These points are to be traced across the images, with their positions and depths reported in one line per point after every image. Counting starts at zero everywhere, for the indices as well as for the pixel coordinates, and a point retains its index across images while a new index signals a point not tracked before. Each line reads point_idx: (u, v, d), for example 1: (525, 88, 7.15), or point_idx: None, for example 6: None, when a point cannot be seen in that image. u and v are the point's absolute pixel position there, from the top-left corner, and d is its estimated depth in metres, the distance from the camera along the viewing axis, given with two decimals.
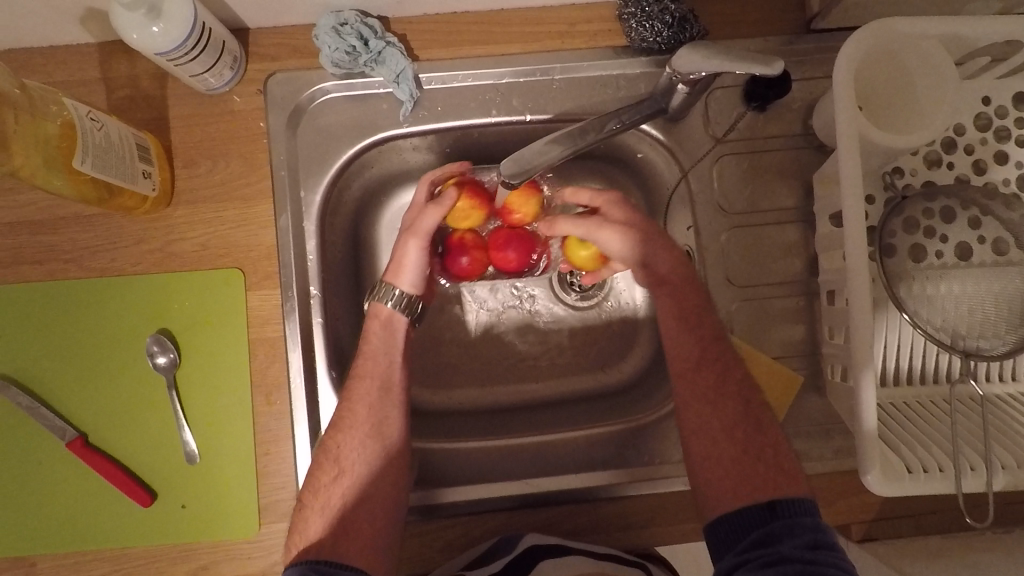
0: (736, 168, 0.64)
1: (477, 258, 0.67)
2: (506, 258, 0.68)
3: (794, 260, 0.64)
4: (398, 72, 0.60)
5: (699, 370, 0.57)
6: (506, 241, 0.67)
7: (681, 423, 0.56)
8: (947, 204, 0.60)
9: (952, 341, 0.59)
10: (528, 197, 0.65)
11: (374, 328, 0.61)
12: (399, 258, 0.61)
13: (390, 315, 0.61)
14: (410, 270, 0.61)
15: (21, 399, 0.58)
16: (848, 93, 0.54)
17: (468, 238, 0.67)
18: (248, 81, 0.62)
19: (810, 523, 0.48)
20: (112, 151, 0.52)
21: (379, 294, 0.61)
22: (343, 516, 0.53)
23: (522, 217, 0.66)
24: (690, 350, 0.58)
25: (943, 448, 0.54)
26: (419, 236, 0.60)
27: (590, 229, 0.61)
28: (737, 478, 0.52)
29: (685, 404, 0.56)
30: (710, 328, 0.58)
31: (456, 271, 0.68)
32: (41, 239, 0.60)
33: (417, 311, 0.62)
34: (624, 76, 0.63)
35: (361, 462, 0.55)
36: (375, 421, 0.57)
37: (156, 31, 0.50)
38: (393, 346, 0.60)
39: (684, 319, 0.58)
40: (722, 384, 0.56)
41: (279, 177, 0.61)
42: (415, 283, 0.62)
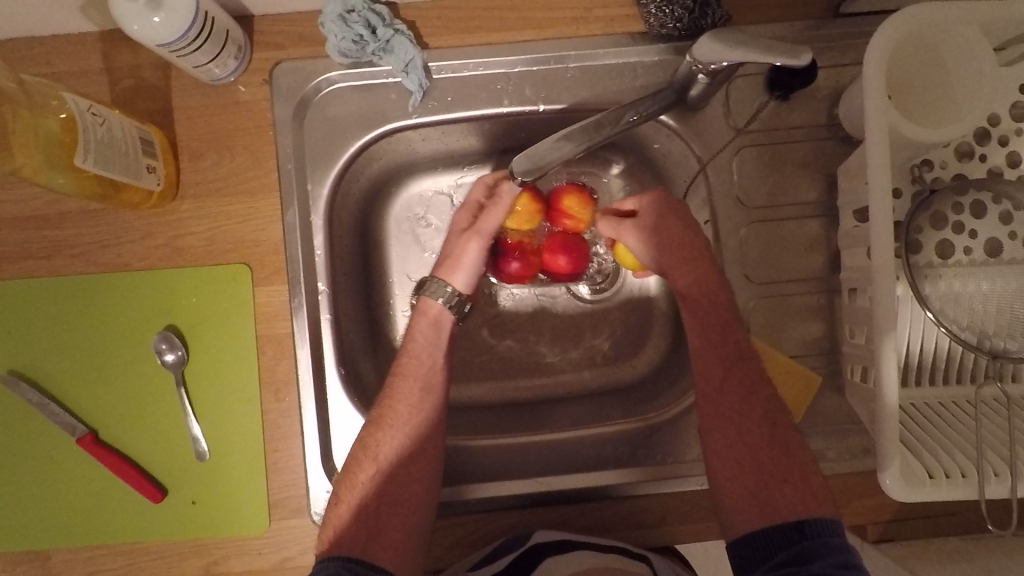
0: (756, 160, 0.62)
1: (531, 261, 0.67)
2: (558, 265, 0.67)
3: (816, 255, 0.62)
4: (407, 61, 0.58)
5: (725, 387, 0.56)
6: (561, 247, 0.67)
7: (706, 419, 0.57)
8: (978, 198, 0.58)
9: (978, 340, 0.57)
10: (581, 203, 0.67)
11: (421, 326, 0.61)
12: (460, 256, 0.62)
13: (439, 313, 0.61)
14: (464, 270, 0.62)
15: (31, 396, 0.58)
16: (879, 83, 0.51)
17: (525, 242, 0.67)
18: (253, 70, 0.60)
19: (834, 543, 0.49)
20: (115, 146, 0.51)
21: (430, 291, 0.61)
22: (377, 514, 0.54)
23: (575, 223, 0.67)
24: (716, 361, 0.57)
25: (966, 453, 0.53)
26: (481, 238, 0.61)
27: (619, 231, 0.64)
28: (762, 494, 0.53)
29: (712, 401, 0.56)
30: (735, 342, 0.58)
31: (507, 274, 0.68)
32: (47, 234, 0.59)
33: (464, 311, 0.61)
34: (642, 64, 0.60)
35: (399, 457, 0.56)
36: (416, 420, 0.57)
37: (157, 21, 0.49)
38: (438, 343, 0.60)
39: (710, 329, 0.58)
40: (744, 383, 0.57)
41: (286, 170, 0.59)
42: (468, 282, 0.62)
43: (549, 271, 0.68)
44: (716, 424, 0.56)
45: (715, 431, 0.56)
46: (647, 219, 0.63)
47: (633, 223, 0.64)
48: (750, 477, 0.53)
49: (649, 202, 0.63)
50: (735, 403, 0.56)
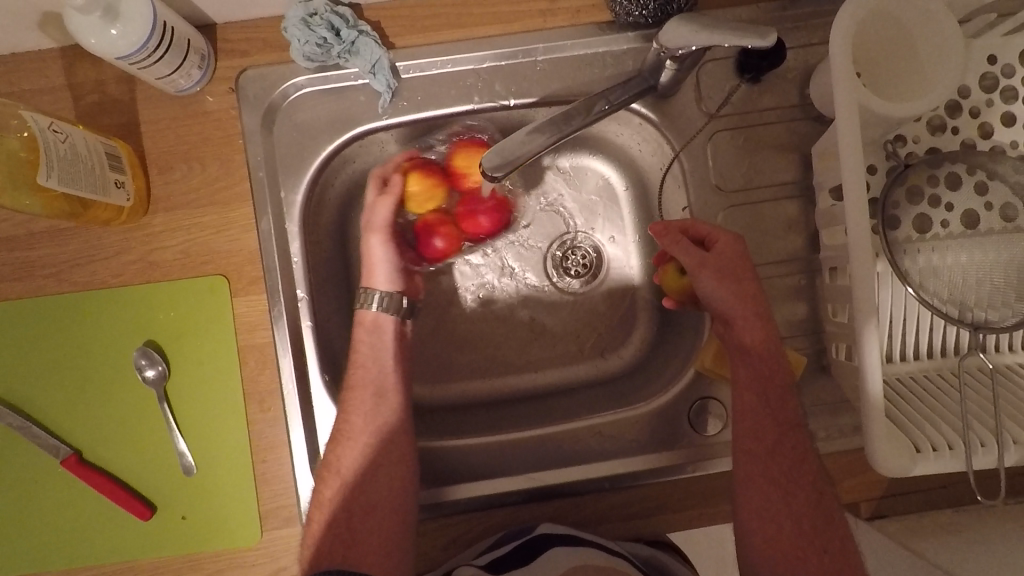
0: (730, 145, 0.62)
1: (449, 237, 0.68)
2: (479, 226, 0.68)
3: (795, 236, 0.62)
4: (374, 62, 0.57)
5: (773, 456, 0.54)
6: (474, 209, 0.67)
7: (743, 473, 0.55)
8: (953, 170, 0.58)
9: (960, 312, 0.57)
10: (473, 155, 0.64)
11: (363, 336, 0.62)
12: (367, 256, 0.63)
13: (376, 319, 0.62)
14: (381, 267, 0.63)
15: (11, 419, 0.57)
16: (846, 60, 0.51)
17: (432, 218, 0.68)
18: (218, 79, 0.59)
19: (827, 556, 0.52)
20: (81, 162, 0.50)
21: (363, 301, 0.63)
22: (352, 526, 0.56)
23: (476, 181, 0.66)
24: (766, 429, 0.55)
25: (953, 425, 0.53)
26: (380, 232, 0.63)
27: (700, 265, 0.55)
28: (798, 560, 0.52)
29: (752, 458, 0.54)
30: (790, 410, 0.55)
31: (434, 254, 0.69)
32: (19, 256, 0.58)
33: (404, 308, 0.63)
34: (611, 53, 0.60)
35: (360, 469, 0.57)
36: (379, 429, 0.58)
37: (115, 33, 0.48)
38: (383, 350, 0.62)
39: (768, 394, 0.55)
40: (788, 443, 0.54)
41: (257, 178, 0.59)
42: (391, 278, 0.64)
43: (473, 235, 0.69)
44: (751, 477, 0.54)
45: (751, 494, 0.54)
46: (727, 264, 0.55)
47: (703, 258, 0.56)
48: (790, 538, 0.53)
49: (735, 250, 0.56)
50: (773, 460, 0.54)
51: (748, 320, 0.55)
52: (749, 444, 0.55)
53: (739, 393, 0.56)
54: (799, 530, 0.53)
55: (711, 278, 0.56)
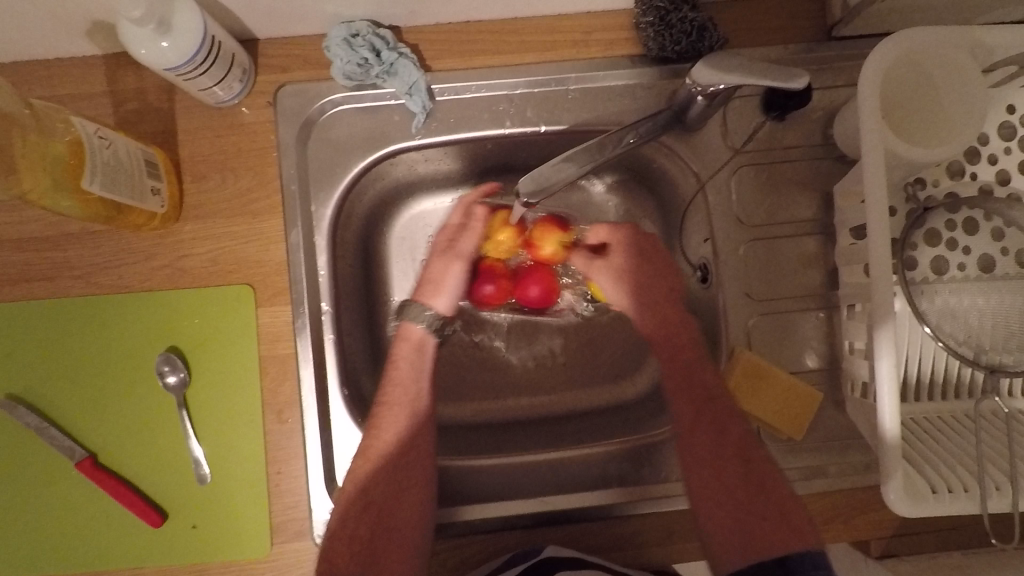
0: (754, 180, 0.63)
1: (502, 289, 0.69)
2: (528, 295, 0.69)
3: (813, 272, 0.63)
4: (411, 84, 0.59)
5: (695, 431, 0.58)
6: (533, 278, 0.69)
7: (683, 455, 0.59)
8: (971, 215, 0.59)
9: (975, 355, 0.58)
10: (552, 232, 0.68)
11: (404, 352, 0.62)
12: (441, 278, 0.65)
13: (422, 338, 0.63)
14: (444, 292, 0.65)
15: (30, 419, 0.57)
16: (874, 105, 0.52)
17: (496, 266, 0.70)
18: (257, 93, 0.60)
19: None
20: (122, 168, 0.51)
21: (412, 316, 0.63)
22: (373, 542, 0.55)
23: (550, 253, 0.69)
24: (687, 403, 0.60)
25: (968, 467, 0.53)
26: (461, 260, 0.65)
27: (591, 270, 0.69)
28: (744, 529, 0.54)
29: (686, 438, 0.59)
30: (705, 382, 0.60)
31: (478, 296, 0.69)
32: (48, 256, 0.59)
33: (443, 332, 0.64)
34: (640, 85, 0.61)
35: (387, 487, 0.56)
36: (404, 447, 0.57)
37: (165, 46, 0.49)
38: (422, 370, 0.61)
39: (677, 369, 0.61)
40: (708, 416, 0.58)
41: (290, 191, 0.60)
42: (447, 305, 0.65)
43: (519, 299, 0.70)
44: (719, 518, 0.55)
45: (725, 539, 0.54)
46: (635, 272, 0.67)
47: (604, 262, 0.68)
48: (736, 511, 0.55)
49: (629, 249, 0.68)
50: (736, 500, 0.56)
51: (670, 338, 0.63)
52: (708, 479, 0.57)
53: (679, 425, 0.60)
54: (736, 502, 0.56)
55: (605, 276, 0.68)
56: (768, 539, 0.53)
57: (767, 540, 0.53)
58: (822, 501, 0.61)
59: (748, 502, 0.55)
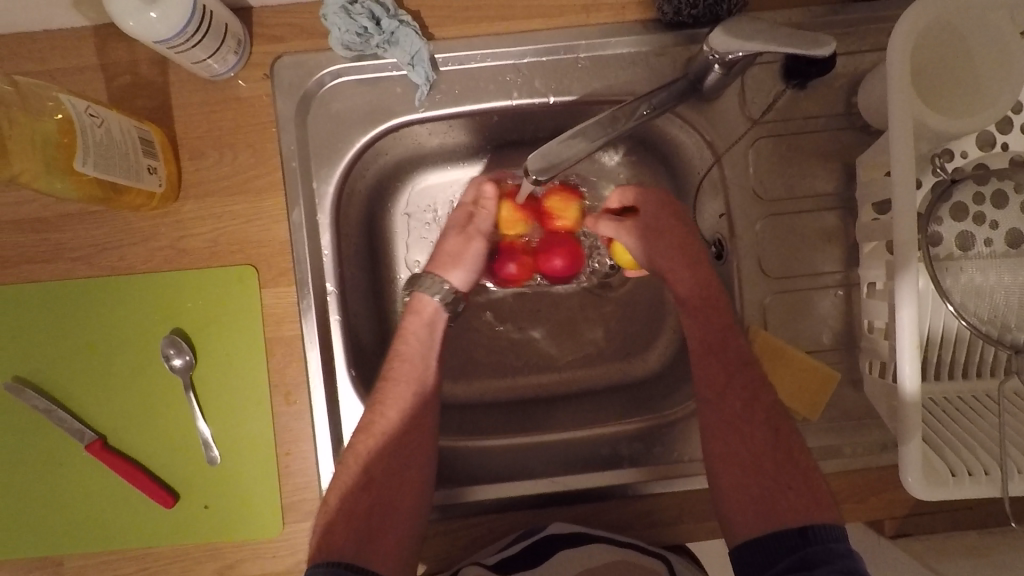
0: (772, 152, 0.60)
1: (524, 264, 0.67)
2: (552, 267, 0.66)
3: (833, 248, 0.61)
4: (413, 54, 0.56)
5: (724, 395, 0.57)
6: (555, 248, 0.66)
7: (707, 423, 0.57)
8: (1000, 187, 0.56)
9: (999, 333, 0.56)
10: (568, 202, 0.67)
11: (415, 327, 0.61)
12: (460, 252, 0.63)
13: (434, 313, 0.61)
14: (462, 267, 0.63)
15: (38, 403, 0.57)
16: (903, 72, 0.49)
17: (516, 243, 0.67)
18: (254, 65, 0.58)
19: (841, 550, 0.49)
20: (115, 147, 0.49)
21: (426, 286, 0.61)
22: (370, 521, 0.54)
23: (565, 222, 0.67)
24: (716, 367, 0.58)
25: (989, 449, 0.52)
26: (480, 236, 0.63)
27: (619, 231, 0.63)
28: (767, 493, 0.54)
29: (711, 403, 0.57)
30: (738, 346, 0.58)
31: (502, 275, 0.68)
32: (47, 237, 0.58)
33: (458, 310, 0.62)
34: (654, 52, 0.58)
35: (388, 466, 0.55)
36: (411, 424, 0.57)
37: (154, 17, 0.47)
38: (428, 346, 0.60)
39: (711, 333, 0.59)
40: (739, 380, 0.57)
41: (290, 168, 0.58)
42: (463, 281, 0.63)
43: (544, 272, 0.67)
44: (739, 484, 0.54)
45: (746, 506, 0.54)
46: (664, 228, 0.62)
47: (620, 221, 0.64)
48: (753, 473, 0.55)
49: (661, 210, 0.63)
50: (756, 463, 0.55)
51: (697, 298, 0.60)
52: (732, 442, 0.56)
53: (707, 389, 0.58)
54: (755, 468, 0.55)
55: (632, 238, 0.63)
56: (796, 510, 0.52)
57: (795, 511, 0.52)
58: (836, 481, 0.60)
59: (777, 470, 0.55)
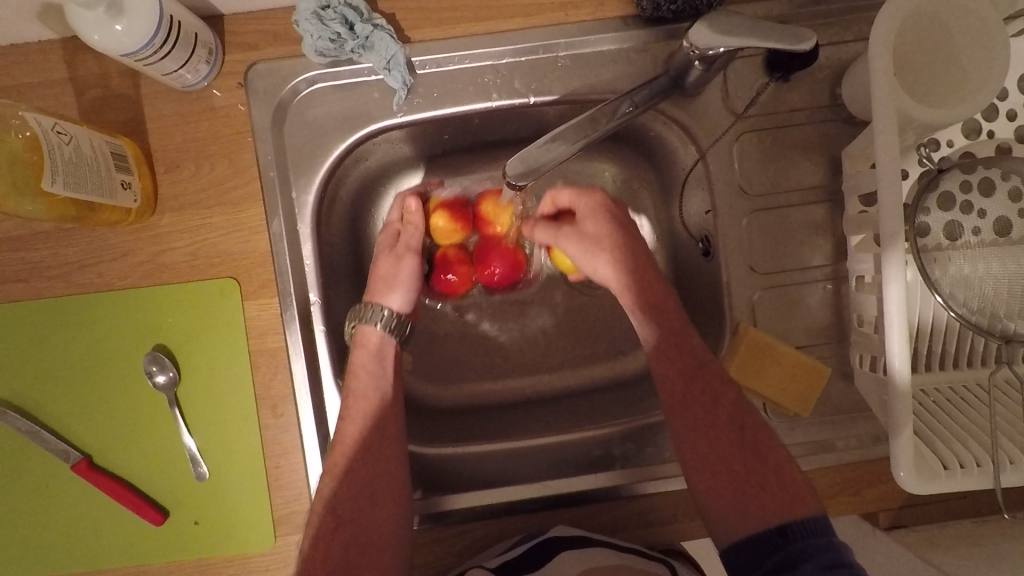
0: (757, 146, 0.60)
1: (465, 274, 0.67)
2: (493, 274, 0.67)
3: (820, 242, 0.60)
4: (389, 58, 0.55)
5: (687, 407, 0.56)
6: (492, 255, 0.67)
7: (679, 431, 0.56)
8: (987, 175, 0.55)
9: (990, 323, 0.55)
10: (501, 209, 0.65)
11: (362, 361, 0.59)
12: (393, 274, 0.61)
13: (382, 342, 0.60)
14: (399, 288, 0.61)
15: (21, 425, 0.56)
16: (886, 63, 0.49)
17: (451, 254, 0.67)
18: (227, 74, 0.57)
19: (822, 543, 0.48)
20: (86, 164, 0.48)
21: (367, 317, 0.60)
22: (348, 555, 0.53)
23: (499, 227, 0.67)
24: (676, 379, 0.57)
25: (980, 440, 0.52)
26: (413, 253, 0.61)
27: (558, 237, 0.63)
28: (738, 504, 0.53)
29: (676, 409, 0.56)
30: (695, 350, 0.57)
31: (442, 288, 0.67)
32: (23, 257, 0.57)
33: (406, 331, 0.61)
34: (634, 49, 0.57)
35: (362, 493, 0.55)
36: (369, 451, 0.56)
37: (119, 29, 0.46)
38: (382, 377, 0.59)
39: (671, 343, 0.57)
40: (698, 386, 0.56)
41: (268, 178, 0.57)
42: (404, 301, 0.61)
43: (484, 281, 0.68)
44: (720, 497, 0.53)
45: (724, 520, 0.53)
46: (614, 236, 0.61)
47: (573, 228, 0.62)
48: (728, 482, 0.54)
49: (597, 211, 0.62)
50: (729, 469, 0.54)
51: (653, 301, 0.59)
52: (701, 453, 0.55)
53: (669, 399, 0.57)
54: (732, 473, 0.54)
55: (572, 243, 0.62)
56: (773, 510, 0.52)
57: (773, 513, 0.51)
58: (828, 475, 0.60)
59: (742, 473, 0.54)
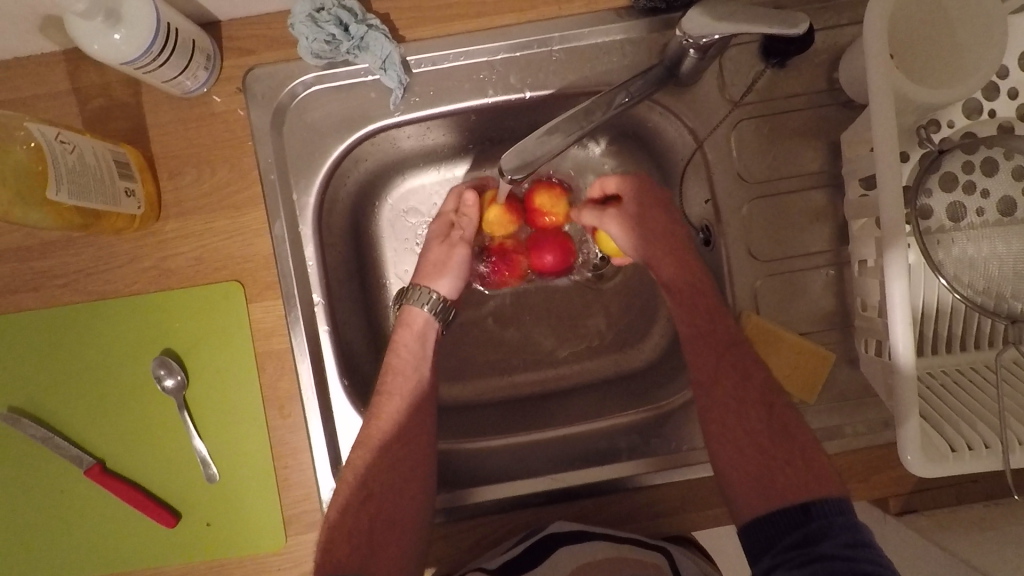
0: (755, 134, 0.59)
1: (517, 264, 0.68)
2: (544, 264, 0.67)
3: (822, 228, 0.60)
4: (384, 58, 0.55)
5: (716, 381, 0.56)
6: (543, 246, 0.66)
7: (705, 407, 0.56)
8: (990, 154, 0.55)
9: (996, 303, 0.55)
10: (557, 198, 0.67)
11: (405, 340, 0.61)
12: (444, 260, 0.64)
13: (424, 325, 0.62)
14: (448, 275, 0.64)
15: (35, 432, 0.57)
16: (881, 45, 0.48)
17: (507, 244, 0.68)
18: (225, 79, 0.57)
19: (844, 523, 0.48)
20: (89, 173, 0.49)
21: (414, 298, 0.62)
22: (371, 537, 0.54)
23: (554, 218, 0.67)
24: (706, 354, 0.58)
25: (988, 421, 0.51)
26: (465, 243, 0.64)
27: (602, 220, 0.64)
28: (765, 477, 0.53)
29: (702, 385, 0.57)
30: (727, 326, 0.58)
31: (495, 277, 0.69)
32: (32, 266, 0.58)
33: (448, 318, 0.63)
34: (629, 40, 0.58)
35: (382, 476, 0.56)
36: (399, 433, 0.57)
37: (118, 38, 0.46)
38: (422, 356, 0.61)
39: (697, 314, 0.59)
40: (732, 360, 0.57)
41: (269, 181, 0.57)
42: (450, 289, 0.64)
43: (536, 271, 0.68)
44: (740, 471, 0.53)
45: (750, 498, 0.52)
46: (650, 219, 0.63)
47: (617, 211, 0.64)
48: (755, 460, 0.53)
49: (654, 203, 0.63)
50: (755, 445, 0.54)
51: (691, 282, 0.60)
52: (727, 428, 0.55)
53: (702, 374, 0.57)
54: (759, 450, 0.54)
55: (616, 226, 0.63)
56: (794, 487, 0.51)
57: (793, 490, 0.51)
58: (837, 461, 0.60)
59: (771, 450, 0.54)
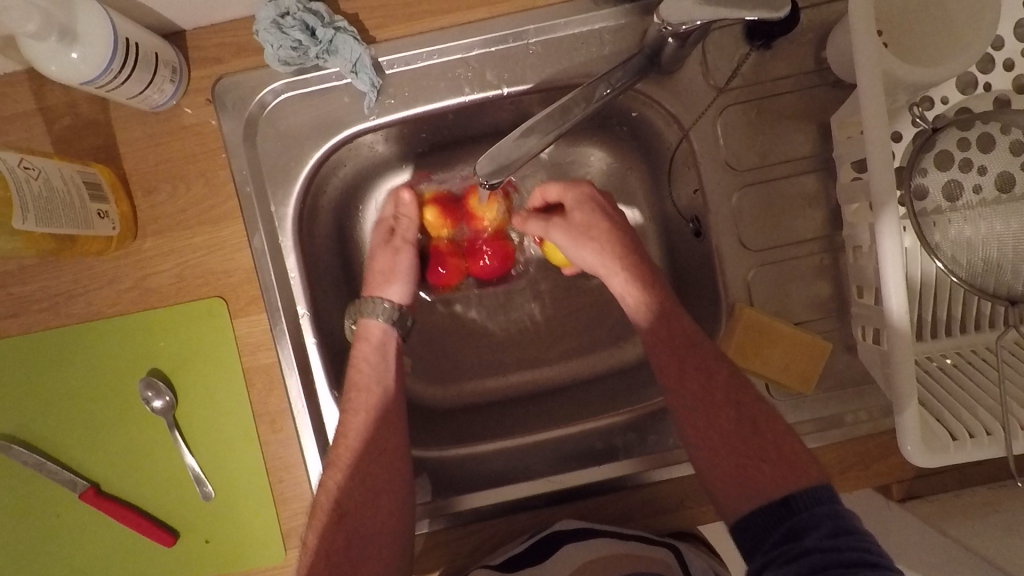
0: (742, 119, 0.58)
1: (454, 267, 0.67)
2: (482, 266, 0.67)
3: (814, 213, 0.58)
4: (354, 61, 0.53)
5: (683, 383, 0.55)
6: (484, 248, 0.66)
7: (678, 407, 0.55)
8: (986, 130, 0.53)
9: (995, 284, 0.53)
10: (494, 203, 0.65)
11: (365, 354, 0.60)
12: (391, 268, 0.62)
13: (384, 337, 0.60)
14: (397, 282, 0.62)
15: (26, 458, 0.57)
16: (869, 25, 0.46)
17: (443, 247, 0.67)
18: (194, 90, 0.56)
19: (825, 512, 0.47)
20: (57, 198, 0.48)
21: (369, 310, 0.60)
22: (361, 539, 0.54)
23: (492, 222, 0.66)
24: (671, 360, 0.56)
25: (989, 407, 0.50)
26: (409, 247, 0.63)
27: (547, 228, 0.62)
28: (742, 472, 0.52)
29: (675, 386, 0.55)
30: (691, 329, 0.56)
31: (435, 280, 0.68)
32: (11, 291, 0.57)
33: (406, 326, 0.62)
34: (608, 29, 0.56)
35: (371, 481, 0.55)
36: (385, 434, 0.57)
37: (76, 57, 0.45)
38: (384, 369, 0.59)
39: (661, 321, 0.57)
40: (698, 358, 0.55)
41: (245, 194, 0.56)
42: (403, 293, 0.63)
43: (474, 274, 0.68)
44: (718, 461, 0.53)
45: (735, 491, 0.52)
46: (601, 227, 0.61)
47: (562, 221, 0.62)
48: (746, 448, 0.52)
49: (591, 210, 0.62)
50: (728, 437, 0.53)
51: (651, 287, 0.58)
52: (702, 425, 0.54)
53: (665, 377, 0.56)
54: (733, 440, 0.53)
55: (560, 234, 0.61)
56: (774, 480, 0.50)
57: (773, 483, 0.50)
58: (837, 451, 0.59)
59: (744, 444, 0.53)
